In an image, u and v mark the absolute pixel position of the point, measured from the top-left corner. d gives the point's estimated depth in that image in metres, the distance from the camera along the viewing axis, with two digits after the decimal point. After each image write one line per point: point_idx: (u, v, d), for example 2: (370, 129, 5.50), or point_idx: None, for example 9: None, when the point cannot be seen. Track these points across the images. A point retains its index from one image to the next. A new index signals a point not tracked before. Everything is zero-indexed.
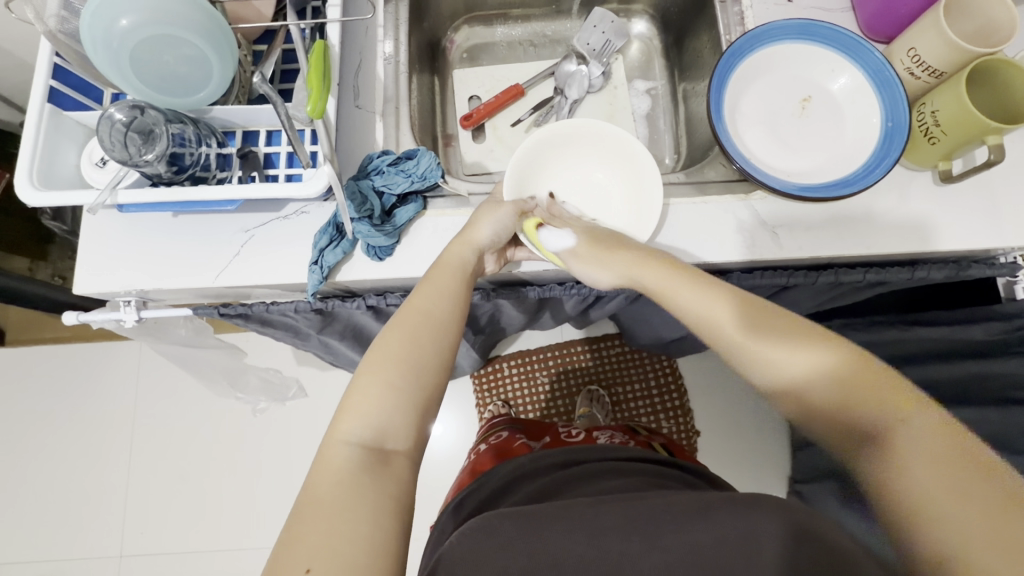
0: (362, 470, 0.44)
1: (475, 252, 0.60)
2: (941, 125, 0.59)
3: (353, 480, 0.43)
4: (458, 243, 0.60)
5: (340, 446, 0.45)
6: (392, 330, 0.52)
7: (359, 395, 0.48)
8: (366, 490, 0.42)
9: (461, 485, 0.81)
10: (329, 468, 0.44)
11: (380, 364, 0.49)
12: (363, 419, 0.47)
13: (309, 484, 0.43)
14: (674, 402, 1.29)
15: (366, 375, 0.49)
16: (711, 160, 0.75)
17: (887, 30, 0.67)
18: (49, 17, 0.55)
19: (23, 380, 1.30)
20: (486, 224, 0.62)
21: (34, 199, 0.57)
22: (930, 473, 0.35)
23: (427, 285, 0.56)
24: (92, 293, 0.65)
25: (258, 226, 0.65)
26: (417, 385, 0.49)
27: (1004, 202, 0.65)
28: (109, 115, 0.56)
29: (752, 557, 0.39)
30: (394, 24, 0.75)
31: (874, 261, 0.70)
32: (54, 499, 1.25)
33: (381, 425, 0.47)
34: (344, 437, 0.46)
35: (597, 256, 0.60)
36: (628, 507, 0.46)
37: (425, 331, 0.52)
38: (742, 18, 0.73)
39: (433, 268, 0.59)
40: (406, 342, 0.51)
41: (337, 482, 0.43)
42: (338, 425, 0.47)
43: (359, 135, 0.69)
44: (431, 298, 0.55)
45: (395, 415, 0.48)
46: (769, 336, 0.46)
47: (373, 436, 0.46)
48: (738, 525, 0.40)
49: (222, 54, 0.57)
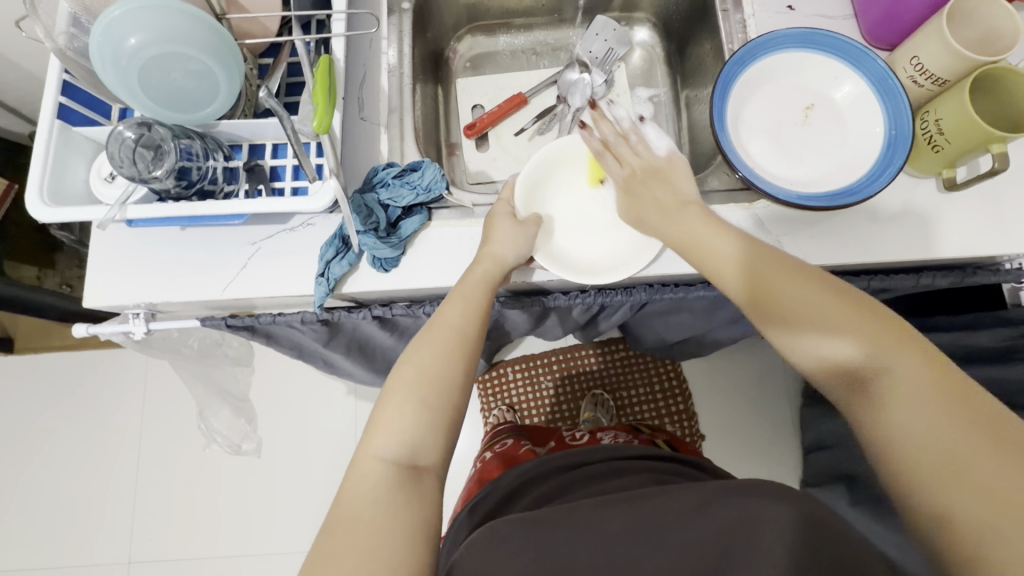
0: (396, 489, 0.44)
1: (502, 270, 0.60)
2: (944, 133, 0.59)
3: (388, 501, 0.43)
4: (485, 260, 0.60)
5: (373, 461, 0.46)
6: (422, 348, 0.52)
7: (393, 412, 0.48)
8: (400, 508, 0.43)
9: (469, 493, 0.82)
10: (364, 484, 0.44)
11: (413, 381, 0.49)
12: (396, 435, 0.47)
13: (341, 502, 0.44)
14: (679, 406, 1.29)
15: (399, 391, 0.49)
16: (715, 168, 0.76)
17: (890, 37, 0.67)
18: (58, 35, 0.56)
19: (31, 388, 1.31)
20: (510, 245, 0.61)
21: (44, 214, 0.57)
22: (953, 456, 0.38)
23: (457, 300, 0.56)
24: (102, 306, 0.65)
25: (265, 238, 0.65)
26: (449, 405, 0.49)
27: (1009, 207, 0.65)
28: (119, 133, 0.57)
29: (754, 539, 0.39)
30: (398, 35, 0.75)
31: (879, 267, 0.70)
32: (63, 506, 1.26)
33: (415, 445, 0.47)
34: (378, 453, 0.46)
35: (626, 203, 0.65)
36: (627, 509, 0.46)
37: (457, 350, 0.52)
38: (745, 26, 0.73)
39: (461, 283, 0.58)
40: (439, 358, 0.51)
41: (372, 500, 0.43)
42: (372, 440, 0.47)
43: (365, 146, 0.70)
44: (461, 316, 0.55)
45: (428, 433, 0.48)
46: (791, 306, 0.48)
47: (407, 453, 0.47)
48: (739, 515, 0.41)
49: (229, 72, 0.57)
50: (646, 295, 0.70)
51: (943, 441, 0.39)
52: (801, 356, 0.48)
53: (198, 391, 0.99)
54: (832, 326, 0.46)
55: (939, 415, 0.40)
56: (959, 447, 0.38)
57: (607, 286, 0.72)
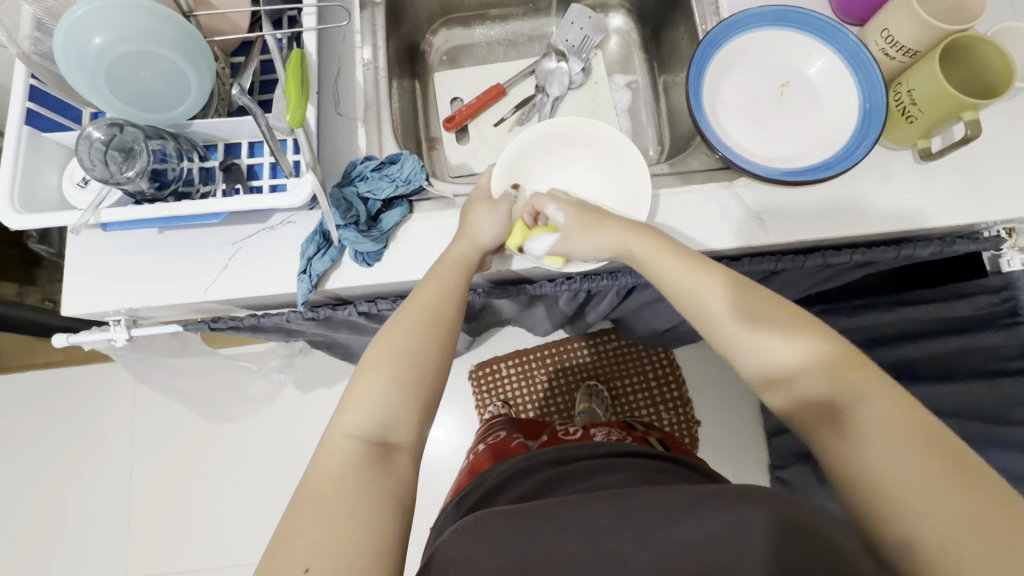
0: (365, 467, 0.44)
1: (478, 250, 0.60)
2: (917, 103, 0.59)
3: (356, 476, 0.43)
4: (463, 240, 0.60)
5: (342, 439, 0.46)
6: (394, 327, 0.52)
7: (364, 389, 0.48)
8: (368, 486, 0.43)
9: (459, 486, 0.82)
10: (333, 462, 0.44)
11: (386, 358, 0.49)
12: (366, 412, 0.47)
13: (310, 477, 0.44)
14: (673, 393, 1.29)
15: (370, 367, 0.49)
16: (695, 149, 0.77)
17: (860, 12, 0.68)
18: (22, 39, 0.55)
19: (17, 404, 1.29)
20: (489, 224, 0.62)
21: (16, 221, 0.56)
22: (903, 463, 0.40)
23: (432, 279, 0.56)
24: (82, 314, 0.65)
25: (245, 238, 0.64)
26: (421, 380, 0.49)
27: (982, 177, 0.66)
28: (87, 134, 0.55)
29: (742, 547, 0.40)
30: (372, 30, 0.75)
31: (860, 242, 0.70)
32: (54, 527, 1.24)
33: (385, 420, 0.47)
34: (347, 429, 0.46)
35: (587, 230, 0.61)
36: (612, 500, 0.46)
37: (432, 328, 0.52)
38: (718, 8, 0.73)
39: (437, 264, 0.58)
40: (411, 336, 0.51)
41: (339, 477, 0.43)
42: (341, 418, 0.47)
43: (343, 142, 0.69)
44: (435, 294, 0.55)
45: (400, 408, 0.48)
46: (753, 313, 0.51)
47: (377, 431, 0.46)
48: (722, 519, 0.41)
49: (198, 67, 0.57)
50: (631, 279, 0.70)
51: (895, 443, 0.41)
52: (765, 369, 0.49)
53: (176, 360, 0.93)
54: (787, 332, 0.49)
55: (892, 423, 0.42)
56: (916, 454, 0.40)
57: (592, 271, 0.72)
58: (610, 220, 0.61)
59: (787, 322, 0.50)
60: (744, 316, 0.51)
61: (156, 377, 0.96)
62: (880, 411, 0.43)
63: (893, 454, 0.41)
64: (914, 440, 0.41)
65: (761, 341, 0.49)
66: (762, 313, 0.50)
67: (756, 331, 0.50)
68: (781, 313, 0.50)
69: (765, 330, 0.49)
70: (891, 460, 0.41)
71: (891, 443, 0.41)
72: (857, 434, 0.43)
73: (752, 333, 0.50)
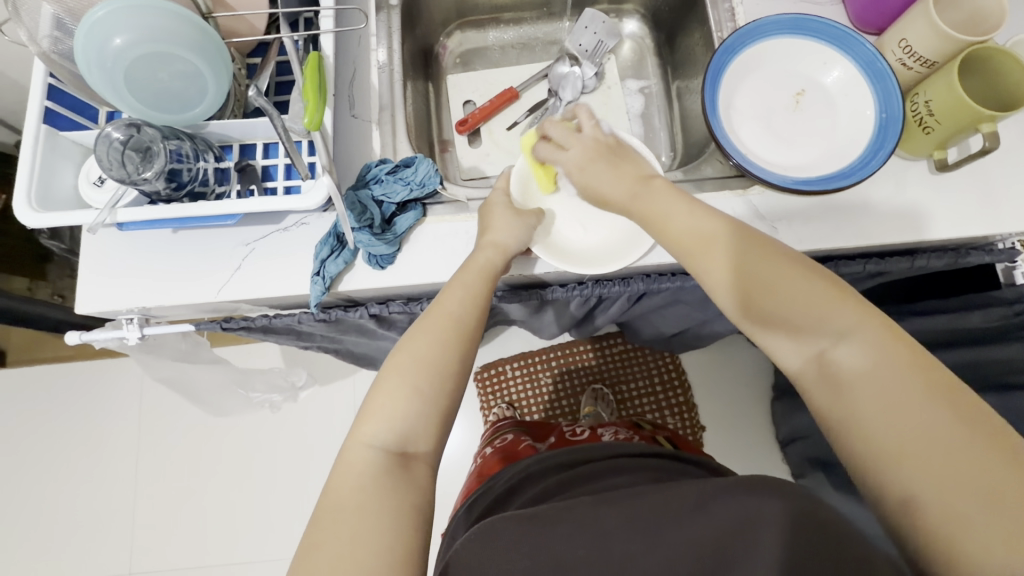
0: (385, 479, 0.44)
1: (505, 256, 0.60)
2: (934, 114, 0.59)
3: (373, 486, 0.43)
4: (487, 245, 0.60)
5: (362, 449, 0.46)
6: (418, 334, 0.52)
7: (384, 400, 0.48)
8: (388, 493, 0.43)
9: (468, 490, 0.81)
10: (353, 470, 0.45)
11: (409, 368, 0.49)
12: (386, 423, 0.47)
13: (328, 491, 0.44)
14: (679, 398, 1.29)
15: (391, 378, 0.49)
16: (708, 157, 0.77)
17: (877, 21, 0.68)
18: (42, 39, 0.55)
19: (26, 398, 1.30)
20: (498, 225, 0.62)
21: (32, 220, 0.56)
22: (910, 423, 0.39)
23: (457, 286, 0.56)
24: (95, 312, 0.65)
25: (258, 239, 0.65)
26: (441, 394, 0.49)
27: (997, 189, 0.65)
28: (106, 134, 0.56)
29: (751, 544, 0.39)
30: (387, 32, 0.75)
31: (874, 251, 0.70)
32: (60, 521, 1.24)
33: (406, 433, 0.47)
34: (367, 440, 0.46)
35: (596, 169, 0.59)
36: (625, 505, 0.46)
37: (455, 338, 0.52)
38: (733, 14, 0.73)
39: (462, 270, 0.58)
40: (435, 345, 0.51)
41: (359, 487, 0.43)
42: (361, 428, 0.47)
43: (357, 143, 0.69)
44: (460, 303, 0.54)
45: (419, 421, 0.47)
46: (767, 271, 0.48)
47: (396, 441, 0.46)
48: (737, 513, 0.40)
49: (217, 70, 0.57)
50: (642, 286, 0.70)
51: (899, 402, 0.40)
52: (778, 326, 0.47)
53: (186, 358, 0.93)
54: (803, 291, 0.46)
55: (901, 377, 0.41)
56: (924, 415, 0.39)
57: (604, 277, 0.72)
58: (619, 163, 0.59)
59: (799, 277, 0.47)
60: (753, 275, 0.48)
61: (166, 375, 0.97)
62: (883, 364, 0.42)
63: (898, 415, 0.40)
64: (919, 394, 0.40)
65: (761, 289, 0.48)
66: (775, 271, 0.48)
67: (771, 290, 0.47)
68: (793, 266, 0.48)
69: (778, 287, 0.47)
70: (892, 422, 0.40)
71: (895, 400, 0.41)
72: (860, 393, 0.42)
73: (761, 289, 0.48)
